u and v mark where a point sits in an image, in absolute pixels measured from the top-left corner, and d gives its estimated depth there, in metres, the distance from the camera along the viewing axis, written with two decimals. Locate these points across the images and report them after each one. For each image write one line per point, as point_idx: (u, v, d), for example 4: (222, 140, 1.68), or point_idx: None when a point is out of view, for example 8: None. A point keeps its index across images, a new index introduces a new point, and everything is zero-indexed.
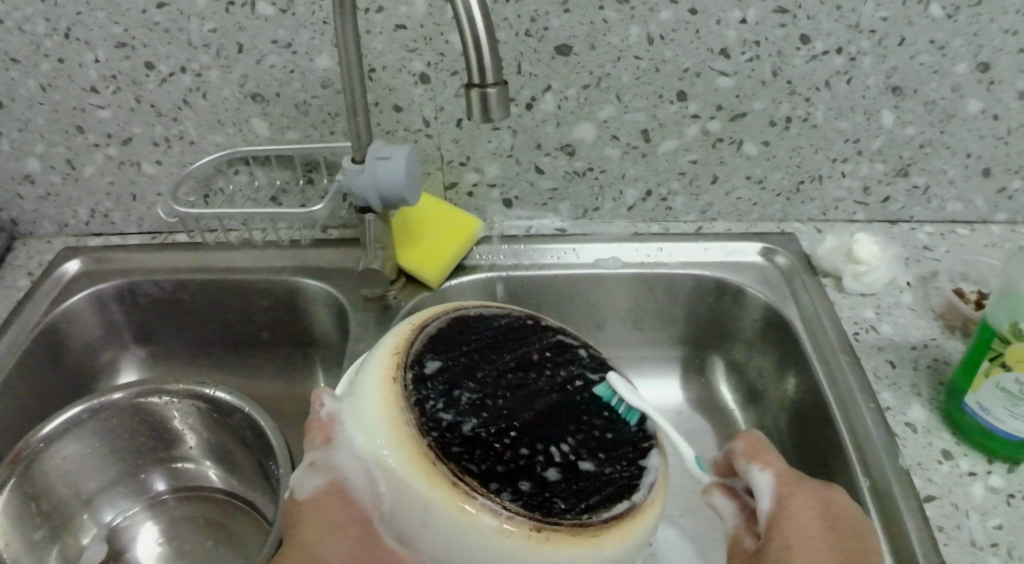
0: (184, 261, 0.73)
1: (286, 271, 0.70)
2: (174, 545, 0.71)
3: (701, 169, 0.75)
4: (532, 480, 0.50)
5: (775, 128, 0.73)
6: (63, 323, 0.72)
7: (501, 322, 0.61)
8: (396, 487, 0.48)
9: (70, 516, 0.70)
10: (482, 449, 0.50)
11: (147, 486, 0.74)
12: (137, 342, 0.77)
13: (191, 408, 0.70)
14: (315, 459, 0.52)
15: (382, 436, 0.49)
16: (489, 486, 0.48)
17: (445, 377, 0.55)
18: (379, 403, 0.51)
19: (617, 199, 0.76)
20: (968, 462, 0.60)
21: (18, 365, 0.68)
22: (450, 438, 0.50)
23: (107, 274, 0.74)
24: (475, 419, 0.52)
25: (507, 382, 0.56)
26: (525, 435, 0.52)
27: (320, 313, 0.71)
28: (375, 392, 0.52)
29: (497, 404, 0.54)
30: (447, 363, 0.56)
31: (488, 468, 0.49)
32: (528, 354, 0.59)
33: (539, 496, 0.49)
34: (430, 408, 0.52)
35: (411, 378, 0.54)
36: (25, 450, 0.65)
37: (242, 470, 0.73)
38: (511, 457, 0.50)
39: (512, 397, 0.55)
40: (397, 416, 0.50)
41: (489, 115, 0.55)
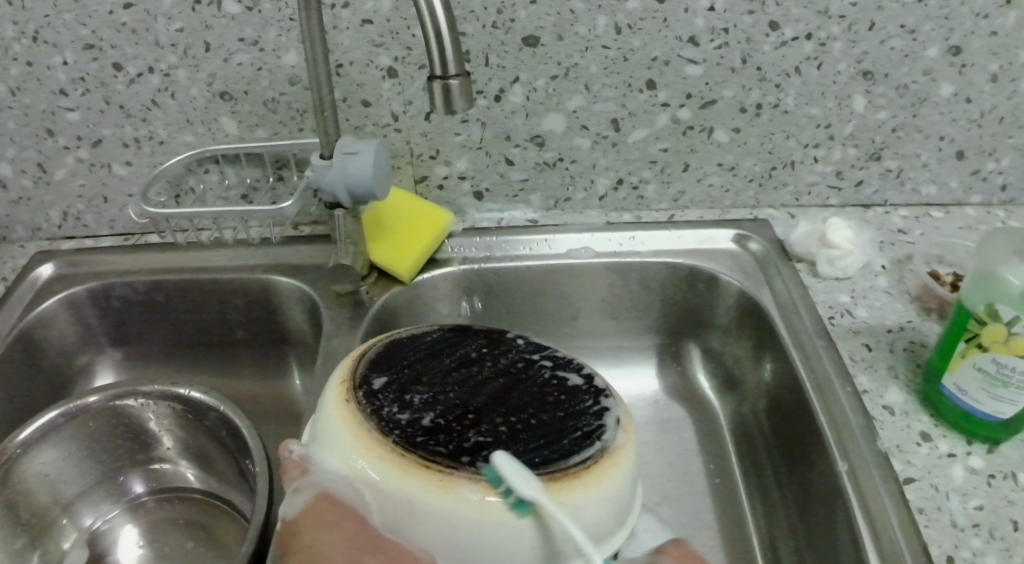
0: (156, 262, 0.73)
1: (258, 269, 0.70)
2: (155, 547, 0.70)
3: (673, 158, 0.75)
4: (500, 448, 0.50)
5: (745, 115, 0.73)
6: (37, 328, 0.71)
7: (438, 330, 0.62)
8: (375, 484, 0.48)
9: (49, 521, 0.70)
10: (446, 433, 0.51)
11: (125, 489, 0.74)
12: (113, 344, 0.77)
13: (167, 409, 0.70)
14: (295, 486, 0.50)
15: (347, 446, 0.50)
16: (461, 460, 0.49)
17: (395, 385, 0.55)
18: (337, 420, 0.51)
19: (589, 190, 0.76)
20: (947, 444, 0.61)
21: None
22: (413, 429, 0.51)
23: (81, 276, 0.74)
24: (431, 413, 0.53)
25: (456, 378, 0.57)
26: (485, 417, 0.53)
27: (294, 310, 0.70)
28: (332, 413, 0.52)
29: (451, 396, 0.55)
30: (393, 376, 0.56)
31: (458, 444, 0.50)
32: (467, 353, 0.59)
33: (514, 458, 0.50)
34: (387, 412, 0.52)
35: (363, 395, 0.53)
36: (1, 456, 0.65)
37: (221, 471, 0.72)
38: (478, 434, 0.51)
39: (465, 389, 0.56)
40: (356, 424, 0.51)
41: (452, 108, 0.55)
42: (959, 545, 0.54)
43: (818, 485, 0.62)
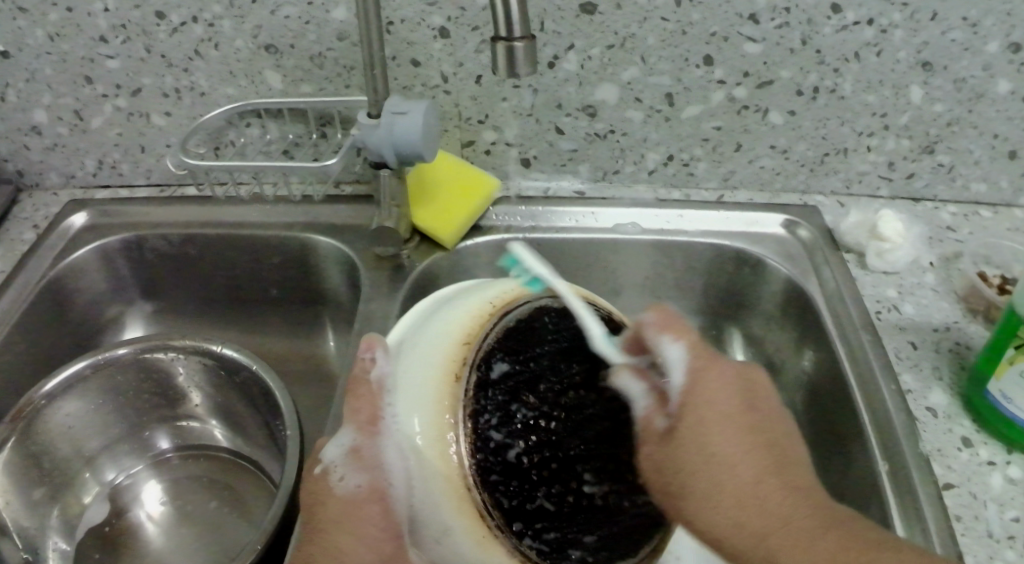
0: (191, 214, 0.71)
1: (296, 227, 0.67)
2: (177, 505, 0.69)
3: (725, 137, 0.73)
4: (552, 520, 0.47)
5: (801, 98, 0.70)
6: (68, 277, 0.70)
7: (583, 321, 0.54)
8: (425, 500, 0.47)
9: (71, 475, 0.69)
10: (520, 480, 0.48)
11: (150, 444, 0.73)
12: (144, 298, 0.76)
13: (196, 365, 0.69)
14: (354, 441, 0.49)
15: (423, 440, 0.47)
16: (511, 526, 0.47)
17: (511, 384, 0.49)
18: (430, 399, 0.48)
19: (639, 163, 0.74)
20: (987, 452, 0.58)
21: (22, 320, 0.67)
22: (493, 463, 0.47)
23: (114, 227, 0.72)
24: (522, 446, 0.48)
25: (568, 399, 0.50)
26: (567, 469, 0.48)
27: (331, 271, 0.68)
28: (428, 384, 0.49)
29: (553, 427, 0.49)
30: (517, 369, 0.50)
31: (520, 503, 0.47)
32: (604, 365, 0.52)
33: (554, 543, 0.47)
34: (483, 423, 0.48)
35: (473, 382, 0.49)
36: (26, 407, 0.64)
37: (248, 430, 0.71)
38: (545, 494, 0.48)
39: (572, 421, 0.49)
40: (444, 423, 0.48)
41: (514, 72, 0.53)
42: (994, 556, 0.52)
43: (855, 482, 0.60)
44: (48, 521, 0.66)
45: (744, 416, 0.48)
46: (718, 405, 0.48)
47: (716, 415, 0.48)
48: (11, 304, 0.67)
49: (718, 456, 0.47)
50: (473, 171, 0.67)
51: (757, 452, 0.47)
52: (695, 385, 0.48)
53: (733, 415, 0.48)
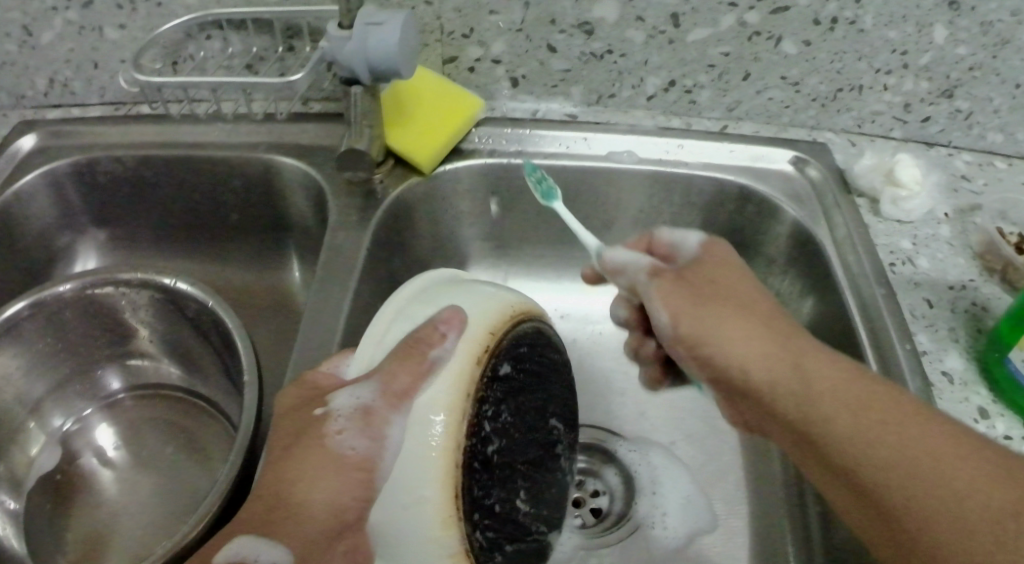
0: (145, 134, 0.64)
1: (260, 148, 0.61)
2: (132, 450, 0.64)
3: (732, 64, 0.65)
4: (496, 519, 0.44)
5: (818, 27, 0.63)
6: (13, 206, 0.65)
7: (555, 356, 0.51)
8: (411, 480, 0.40)
9: (12, 427, 0.63)
10: (489, 473, 0.43)
11: (101, 385, 0.67)
12: (97, 225, 0.70)
13: (147, 300, 0.63)
14: (371, 402, 0.42)
15: (437, 417, 0.41)
16: (472, 515, 0.42)
17: (510, 385, 0.46)
18: (456, 380, 0.42)
19: (637, 88, 0.66)
20: (1005, 425, 0.53)
21: None
22: (479, 450, 0.43)
23: (63, 149, 0.66)
24: (499, 442, 0.44)
25: (528, 414, 0.47)
26: (510, 478, 0.45)
27: (298, 197, 0.62)
28: (460, 362, 0.43)
29: (517, 436, 0.46)
30: (515, 375, 0.46)
31: (484, 496, 0.43)
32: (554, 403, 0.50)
33: (490, 541, 0.43)
34: (483, 412, 0.43)
35: (488, 372, 0.44)
36: None
37: (207, 369, 0.66)
38: (497, 491, 0.44)
39: (526, 438, 0.47)
40: (457, 404, 0.42)
41: None
42: None
43: None
44: None
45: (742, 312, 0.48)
46: (673, 296, 0.50)
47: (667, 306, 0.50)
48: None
49: (738, 342, 0.47)
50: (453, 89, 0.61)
51: (763, 339, 0.47)
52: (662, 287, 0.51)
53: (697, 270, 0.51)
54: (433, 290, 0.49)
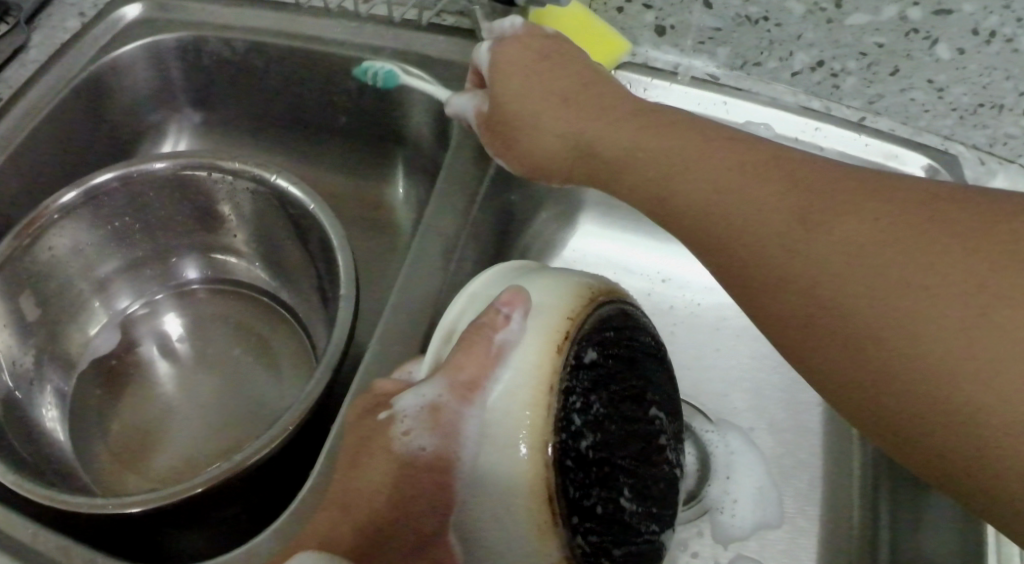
0: (262, 18, 0.61)
1: (383, 52, 0.57)
2: (197, 345, 0.62)
3: (884, 58, 0.62)
4: (600, 523, 0.38)
5: (975, 38, 0.61)
6: (110, 75, 0.62)
7: (649, 339, 0.45)
8: (498, 485, 0.37)
9: (72, 304, 0.60)
10: (585, 473, 0.38)
11: (176, 272, 0.65)
12: (192, 107, 0.67)
13: (246, 192, 0.60)
14: (439, 398, 0.38)
15: (515, 411, 0.37)
16: (570, 519, 0.37)
17: (597, 374, 0.40)
18: (533, 369, 0.38)
19: (784, 62, 0.62)
20: None
21: (47, 122, 0.59)
22: (568, 448, 0.37)
23: (171, 22, 0.63)
24: (594, 436, 0.38)
25: (625, 401, 0.41)
26: (613, 477, 0.39)
27: (417, 111, 0.58)
28: (535, 349, 0.38)
29: (614, 428, 0.40)
30: (602, 362, 0.40)
31: (583, 497, 0.38)
32: (657, 393, 0.43)
33: (594, 547, 0.38)
34: (568, 404, 0.38)
35: (569, 362, 0.39)
36: (39, 219, 0.55)
37: (293, 274, 0.63)
38: (599, 493, 0.38)
39: (626, 431, 0.40)
40: (538, 401, 0.37)
41: None
42: None
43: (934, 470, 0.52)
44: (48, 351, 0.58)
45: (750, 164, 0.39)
46: (708, 152, 0.41)
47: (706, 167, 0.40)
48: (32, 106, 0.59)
49: (735, 202, 0.38)
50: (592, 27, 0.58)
51: (787, 198, 0.37)
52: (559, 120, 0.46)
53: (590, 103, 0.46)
54: (504, 276, 0.44)
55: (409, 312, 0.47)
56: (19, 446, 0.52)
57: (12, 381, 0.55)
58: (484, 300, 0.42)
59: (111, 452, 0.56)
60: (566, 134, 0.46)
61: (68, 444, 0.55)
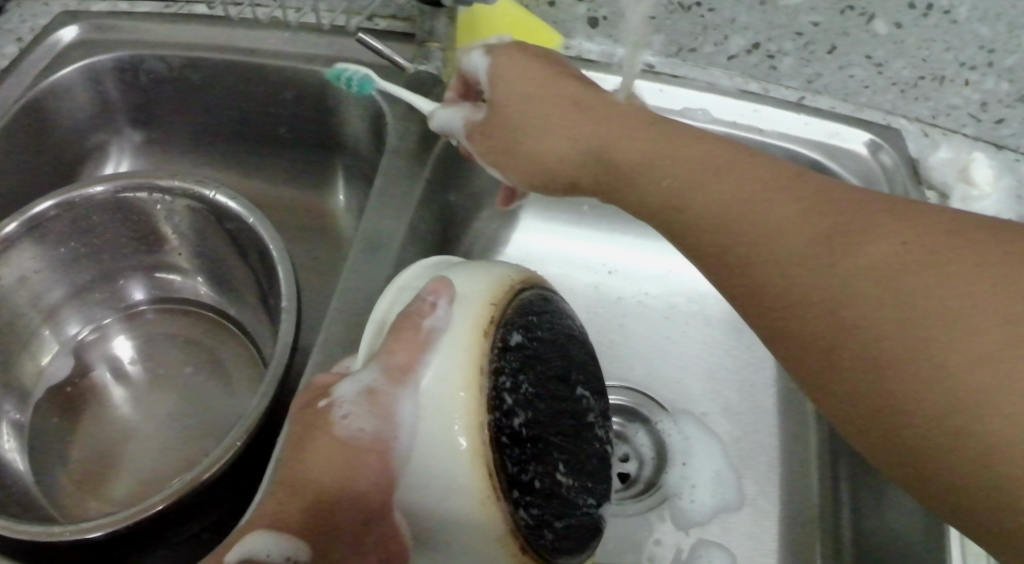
0: (197, 34, 0.60)
1: (317, 61, 0.57)
2: (150, 366, 0.62)
3: (820, 36, 0.61)
4: (539, 497, 0.39)
5: (912, 11, 0.58)
6: (48, 100, 0.62)
7: (571, 322, 0.46)
8: (436, 465, 0.36)
9: (25, 333, 0.60)
10: (521, 449, 0.38)
11: (124, 295, 0.65)
12: (134, 126, 0.67)
13: (187, 210, 0.60)
14: (375, 382, 0.37)
15: (448, 392, 0.37)
16: (510, 495, 0.37)
17: (527, 355, 0.41)
18: (462, 351, 0.38)
19: (720, 46, 0.63)
20: None
21: None
22: (502, 425, 0.38)
23: (107, 43, 0.63)
24: (528, 414, 0.39)
25: (555, 382, 0.42)
26: (548, 453, 0.40)
27: (354, 117, 0.58)
28: (462, 332, 0.38)
29: (545, 406, 0.41)
30: (529, 345, 0.41)
31: (521, 471, 0.38)
32: (582, 373, 0.45)
33: (535, 519, 0.38)
34: (500, 385, 0.38)
35: (498, 344, 0.39)
36: None
37: (239, 288, 0.63)
38: (537, 468, 0.39)
39: (556, 408, 0.42)
40: (472, 381, 0.37)
41: None
42: None
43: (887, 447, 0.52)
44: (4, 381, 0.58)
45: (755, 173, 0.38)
46: (701, 155, 0.40)
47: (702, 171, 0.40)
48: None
49: (743, 217, 0.37)
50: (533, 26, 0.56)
51: (803, 216, 0.36)
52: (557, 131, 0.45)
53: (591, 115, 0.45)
54: (430, 269, 0.44)
55: (348, 320, 0.47)
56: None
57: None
58: (412, 289, 0.42)
59: (73, 479, 0.56)
60: (570, 143, 0.44)
61: (27, 473, 0.55)
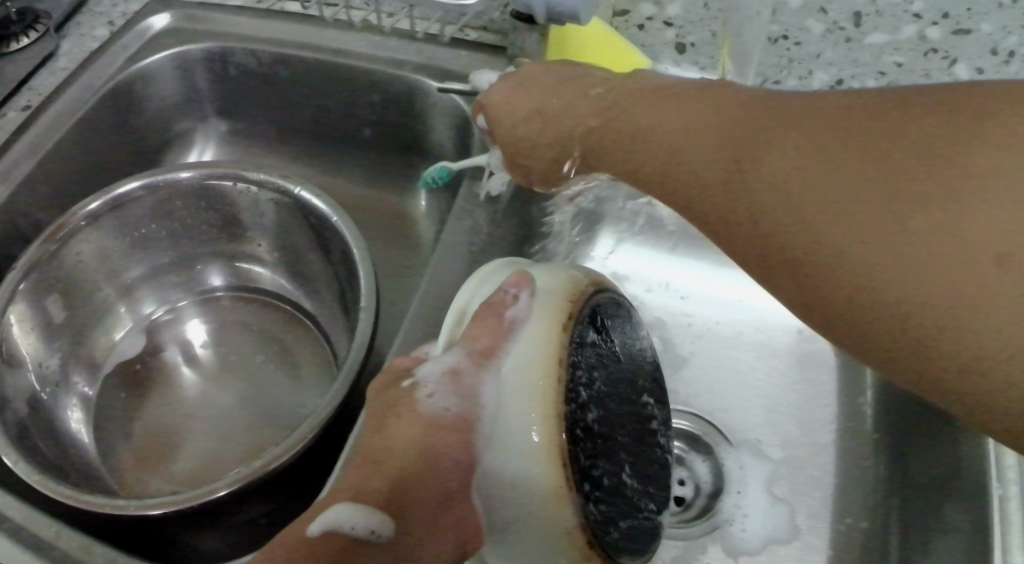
0: (287, 31, 0.62)
1: (407, 67, 0.58)
2: (220, 352, 0.63)
3: (901, 79, 0.61)
4: (605, 493, 0.39)
5: (995, 59, 0.58)
6: (138, 84, 0.64)
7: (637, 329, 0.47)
8: (512, 451, 0.36)
9: (101, 308, 0.62)
10: (592, 443, 0.39)
11: (200, 280, 0.66)
12: (219, 116, 0.69)
13: (268, 202, 0.61)
14: (458, 364, 0.37)
15: (527, 380, 0.37)
16: (582, 487, 0.37)
17: (598, 353, 0.41)
18: (543, 343, 0.38)
19: (802, 81, 0.62)
20: None
21: (75, 131, 0.61)
22: (578, 417, 0.38)
23: (198, 34, 0.64)
24: (597, 410, 0.40)
25: (620, 381, 0.43)
26: (614, 450, 0.41)
27: (439, 123, 0.59)
28: (543, 324, 0.38)
29: (612, 406, 0.41)
30: (601, 343, 0.42)
31: (592, 466, 0.38)
32: (644, 380, 0.46)
33: (602, 515, 0.38)
34: (577, 378, 0.39)
35: (576, 338, 0.39)
36: (67, 224, 0.57)
37: (314, 282, 0.64)
38: (604, 463, 0.39)
39: (622, 409, 0.42)
40: (550, 371, 0.37)
41: None
42: None
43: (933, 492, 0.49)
44: (75, 354, 0.60)
45: (712, 118, 0.35)
46: (666, 105, 0.38)
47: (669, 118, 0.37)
48: (61, 113, 0.60)
49: (664, 146, 0.37)
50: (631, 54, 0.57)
51: (718, 138, 0.34)
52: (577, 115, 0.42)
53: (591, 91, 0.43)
54: (508, 262, 0.43)
55: (428, 321, 0.47)
56: (43, 445, 0.53)
57: (40, 385, 0.56)
58: (492, 281, 0.42)
59: (132, 454, 0.57)
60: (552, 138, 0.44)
61: (92, 444, 0.56)
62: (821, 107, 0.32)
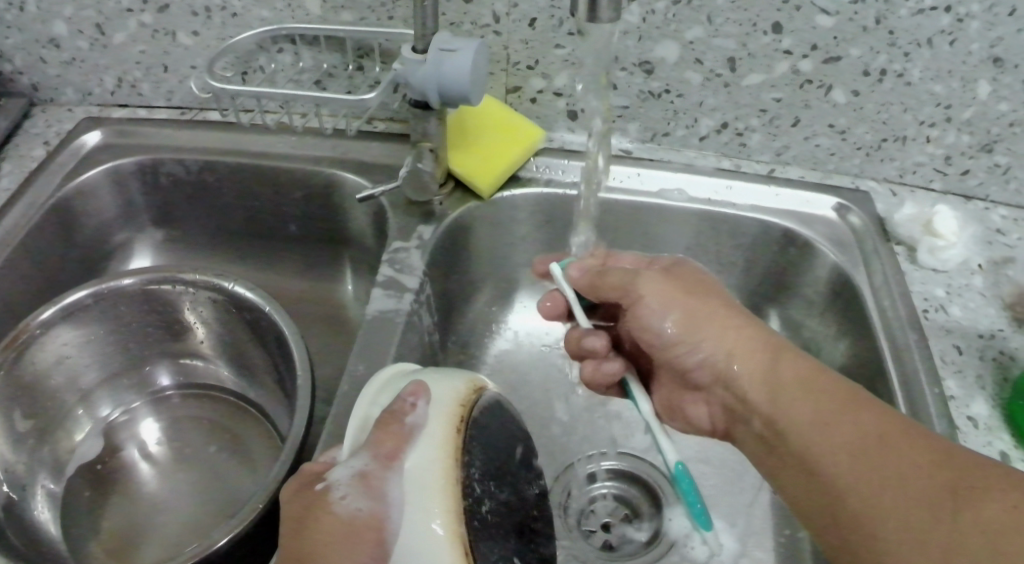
0: (214, 140, 0.68)
1: (323, 162, 0.65)
2: (175, 446, 0.66)
3: (784, 110, 0.65)
4: None
5: (868, 79, 0.62)
6: (76, 199, 0.67)
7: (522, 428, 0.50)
8: (417, 545, 0.39)
9: (61, 413, 0.65)
10: (489, 532, 0.42)
11: (151, 380, 0.70)
12: (155, 224, 0.72)
13: (206, 299, 0.65)
14: (365, 466, 0.41)
15: (429, 479, 0.41)
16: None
17: (486, 449, 0.45)
18: (441, 443, 0.42)
19: (691, 128, 0.68)
20: None
21: (23, 246, 0.64)
22: (475, 509, 0.42)
23: (129, 148, 0.69)
24: (490, 500, 0.44)
25: (511, 475, 0.47)
26: (509, 534, 0.44)
27: (357, 209, 0.65)
28: (441, 428, 0.43)
29: (504, 494, 0.45)
30: (489, 440, 0.46)
31: (490, 551, 0.42)
32: (534, 468, 0.50)
33: None
34: (470, 473, 0.43)
35: (468, 438, 0.44)
36: (22, 334, 0.61)
37: (258, 372, 0.68)
38: (498, 548, 0.43)
39: (514, 497, 0.46)
40: (449, 465, 0.42)
41: (597, 15, 0.43)
42: None
43: None
44: (39, 460, 0.62)
45: (919, 444, 0.40)
46: (847, 429, 0.43)
47: (848, 439, 0.42)
48: (7, 233, 0.63)
49: (847, 450, 0.42)
50: (519, 152, 0.63)
51: (939, 470, 0.38)
52: (707, 353, 0.51)
53: (712, 318, 0.51)
54: (404, 373, 0.49)
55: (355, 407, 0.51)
56: (16, 541, 0.55)
57: (8, 486, 0.59)
58: (391, 390, 0.47)
59: (103, 549, 0.59)
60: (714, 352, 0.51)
61: (60, 536, 0.59)
62: (983, 472, 0.37)
